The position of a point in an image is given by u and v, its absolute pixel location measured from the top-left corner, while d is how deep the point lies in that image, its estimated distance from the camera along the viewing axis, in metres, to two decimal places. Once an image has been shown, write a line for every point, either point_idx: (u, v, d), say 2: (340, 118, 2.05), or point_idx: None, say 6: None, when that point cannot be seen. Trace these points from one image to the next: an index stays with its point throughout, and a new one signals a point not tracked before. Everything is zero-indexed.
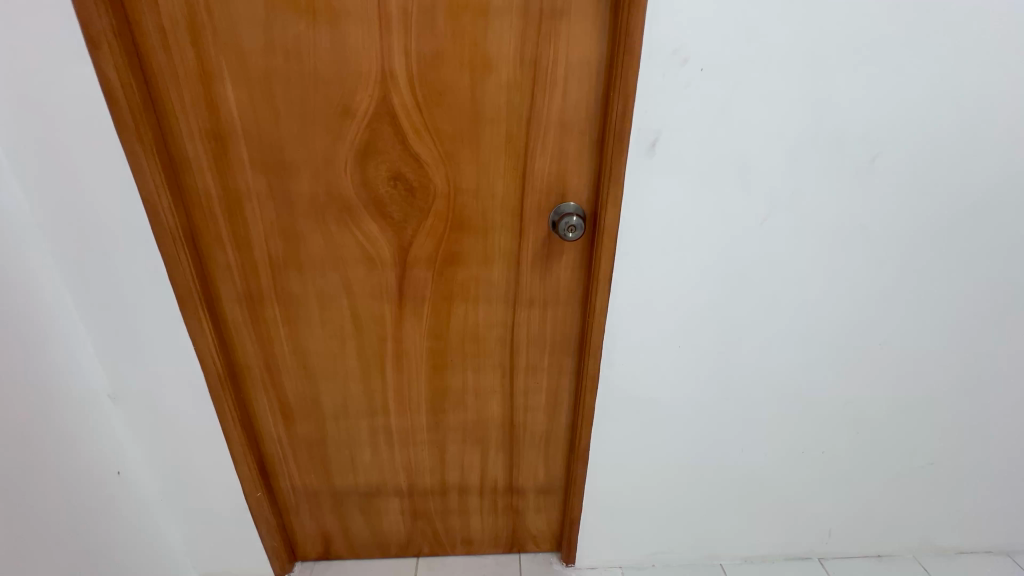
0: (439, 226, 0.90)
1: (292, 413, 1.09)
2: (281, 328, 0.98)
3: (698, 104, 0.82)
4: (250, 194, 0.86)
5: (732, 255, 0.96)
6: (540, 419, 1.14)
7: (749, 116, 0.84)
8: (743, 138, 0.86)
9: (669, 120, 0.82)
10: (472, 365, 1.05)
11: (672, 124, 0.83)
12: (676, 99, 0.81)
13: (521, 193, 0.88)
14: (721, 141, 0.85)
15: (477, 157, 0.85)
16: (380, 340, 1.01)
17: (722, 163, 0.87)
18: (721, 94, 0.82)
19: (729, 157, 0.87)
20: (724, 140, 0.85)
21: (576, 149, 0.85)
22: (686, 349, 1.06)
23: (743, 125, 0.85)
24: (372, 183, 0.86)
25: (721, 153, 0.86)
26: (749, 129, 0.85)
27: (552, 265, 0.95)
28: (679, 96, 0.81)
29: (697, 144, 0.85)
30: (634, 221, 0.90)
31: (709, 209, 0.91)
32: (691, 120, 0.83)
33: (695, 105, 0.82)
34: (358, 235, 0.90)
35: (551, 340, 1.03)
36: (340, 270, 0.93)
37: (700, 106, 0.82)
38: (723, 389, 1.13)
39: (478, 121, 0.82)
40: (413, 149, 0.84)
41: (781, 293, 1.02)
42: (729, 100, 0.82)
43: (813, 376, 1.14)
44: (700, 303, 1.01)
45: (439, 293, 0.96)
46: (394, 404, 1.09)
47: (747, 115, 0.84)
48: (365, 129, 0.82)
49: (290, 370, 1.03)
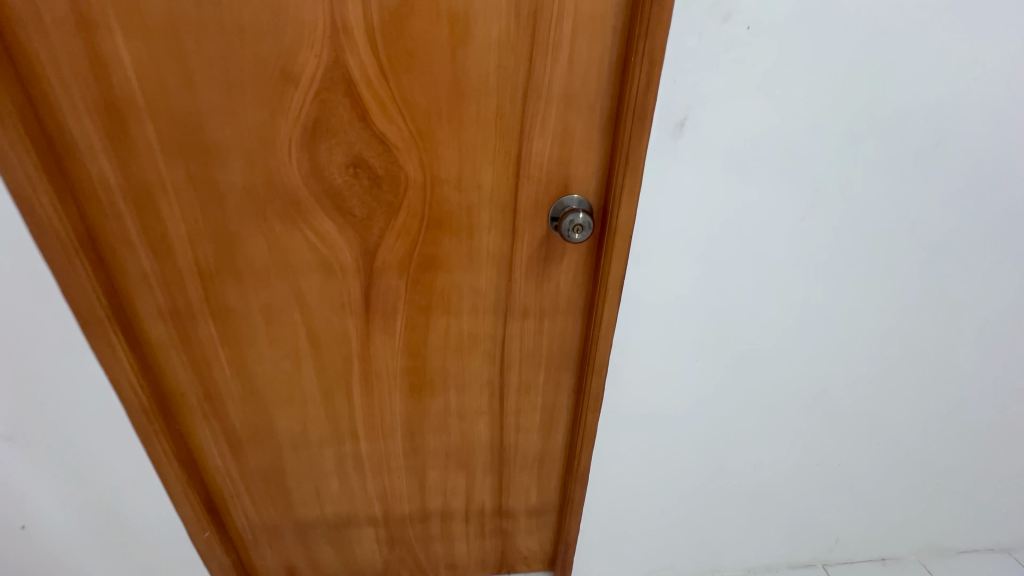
0: (412, 226, 0.73)
1: (244, 445, 0.92)
2: (220, 350, 0.80)
3: (739, 73, 0.66)
4: (165, 186, 0.66)
5: (757, 256, 0.83)
6: (534, 441, 1.00)
7: (795, 89, 0.69)
8: (785, 117, 0.71)
9: (702, 93, 0.67)
10: (456, 385, 0.90)
11: (705, 99, 0.67)
12: (711, 66, 0.65)
13: (514, 184, 0.71)
14: (759, 119, 0.70)
15: (459, 140, 0.67)
16: (345, 359, 0.84)
17: (758, 147, 0.73)
18: (765, 62, 0.66)
19: (767, 139, 0.72)
20: (763, 119, 0.71)
21: (583, 128, 0.68)
22: (700, 359, 0.94)
23: (787, 101, 0.70)
24: (326, 172, 0.67)
25: (758, 135, 0.72)
26: (793, 106, 0.70)
27: (551, 271, 0.79)
28: (715, 62, 0.65)
29: (731, 124, 0.70)
30: (652, 216, 0.75)
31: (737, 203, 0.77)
32: (727, 94, 0.67)
33: (735, 74, 0.66)
34: (310, 236, 0.72)
35: (548, 354, 0.88)
36: (290, 278, 0.75)
37: (741, 76, 0.67)
38: (736, 400, 1.02)
39: (460, 92, 0.64)
40: (378, 128, 0.65)
41: (808, 296, 0.90)
42: (773, 69, 0.67)
43: (831, 384, 1.04)
44: (718, 309, 0.88)
45: (415, 304, 0.80)
46: (364, 429, 0.94)
47: (792, 88, 0.69)
48: (313, 102, 0.63)
49: (235, 396, 0.86)
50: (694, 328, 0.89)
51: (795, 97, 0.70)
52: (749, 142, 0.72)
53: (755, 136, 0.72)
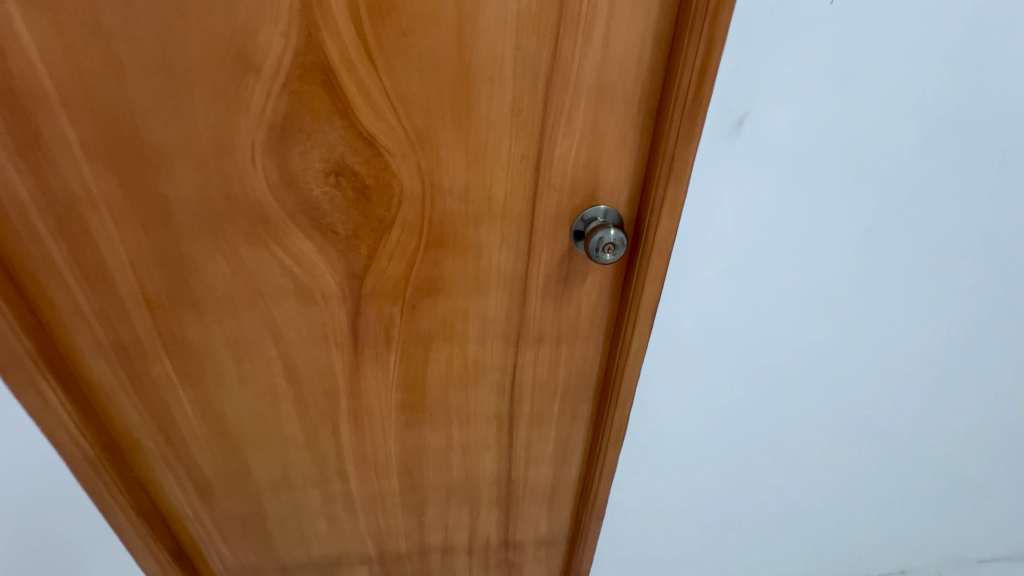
0: (408, 244, 0.60)
1: (215, 491, 0.80)
2: (180, 391, 0.67)
3: (810, 64, 0.56)
4: (95, 202, 0.53)
5: (802, 270, 0.73)
6: (545, 473, 0.90)
7: (870, 79, 0.58)
8: (855, 112, 0.60)
9: (766, 87, 0.57)
10: (459, 418, 0.79)
11: (768, 90, 0.57)
12: (780, 50, 0.55)
13: (532, 195, 0.59)
14: (823, 117, 0.60)
15: (465, 141, 0.54)
16: (331, 396, 0.72)
17: (818, 148, 0.62)
18: (846, 44, 0.56)
19: (830, 139, 0.62)
20: (828, 117, 0.60)
21: (619, 127, 0.56)
22: (730, 377, 0.85)
23: (859, 94, 0.59)
24: (300, 183, 0.54)
25: (821, 133, 0.61)
26: (863, 100, 0.60)
27: (571, 293, 0.67)
28: (784, 52, 0.55)
29: (795, 119, 0.60)
30: (693, 225, 0.67)
31: (787, 212, 0.67)
32: (793, 85, 0.57)
33: (805, 64, 0.56)
34: (284, 259, 0.59)
35: (564, 383, 0.77)
36: (261, 307, 0.62)
37: (814, 62, 0.56)
38: (766, 421, 0.93)
39: (468, 83, 0.51)
40: (364, 127, 0.52)
41: (854, 314, 0.80)
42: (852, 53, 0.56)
43: (868, 405, 0.95)
44: (753, 326, 0.79)
45: (412, 332, 0.68)
46: (354, 468, 0.82)
47: (865, 78, 0.58)
48: (281, 96, 0.49)
49: (202, 440, 0.73)
50: (725, 347, 0.81)
51: (867, 90, 0.59)
52: (809, 143, 0.62)
53: (815, 136, 0.61)
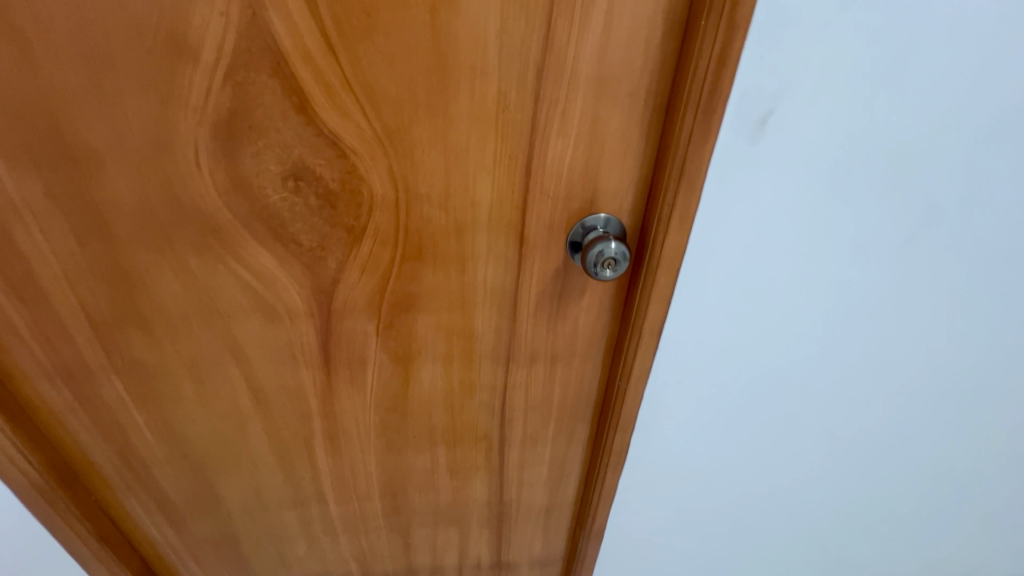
0: (382, 256, 0.53)
1: (184, 515, 0.74)
2: (136, 413, 0.62)
3: (855, 51, 0.44)
4: (19, 212, 0.46)
5: (838, 304, 0.60)
6: (539, 495, 0.83)
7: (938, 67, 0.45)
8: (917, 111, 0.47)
9: (798, 80, 0.45)
10: (445, 440, 0.72)
11: (805, 84, 0.45)
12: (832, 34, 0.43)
13: (521, 202, 0.51)
14: (870, 119, 0.48)
15: (443, 141, 0.47)
16: (303, 418, 0.66)
17: (862, 158, 0.50)
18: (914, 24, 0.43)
19: (879, 146, 0.49)
20: (877, 119, 0.48)
21: (621, 126, 0.48)
22: (753, 424, 0.72)
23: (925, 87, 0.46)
24: (254, 187, 0.47)
25: (872, 138, 0.48)
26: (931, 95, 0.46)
27: (567, 309, 0.60)
28: (824, 33, 0.43)
29: (838, 120, 0.47)
30: (708, 250, 0.55)
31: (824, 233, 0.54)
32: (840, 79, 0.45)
33: (849, 51, 0.44)
34: (241, 273, 0.52)
35: (559, 403, 0.71)
36: (219, 325, 0.56)
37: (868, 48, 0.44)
38: (800, 476, 0.79)
39: (445, 74, 0.44)
40: (324, 124, 0.45)
41: (904, 358, 0.66)
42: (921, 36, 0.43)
43: (924, 465, 0.78)
44: (783, 367, 0.66)
45: (390, 352, 0.61)
46: (333, 491, 0.76)
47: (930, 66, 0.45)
48: (224, 88, 0.42)
49: (165, 463, 0.67)
50: (740, 389, 0.68)
51: (929, 85, 0.46)
52: (851, 151, 0.49)
53: (859, 142, 0.49)
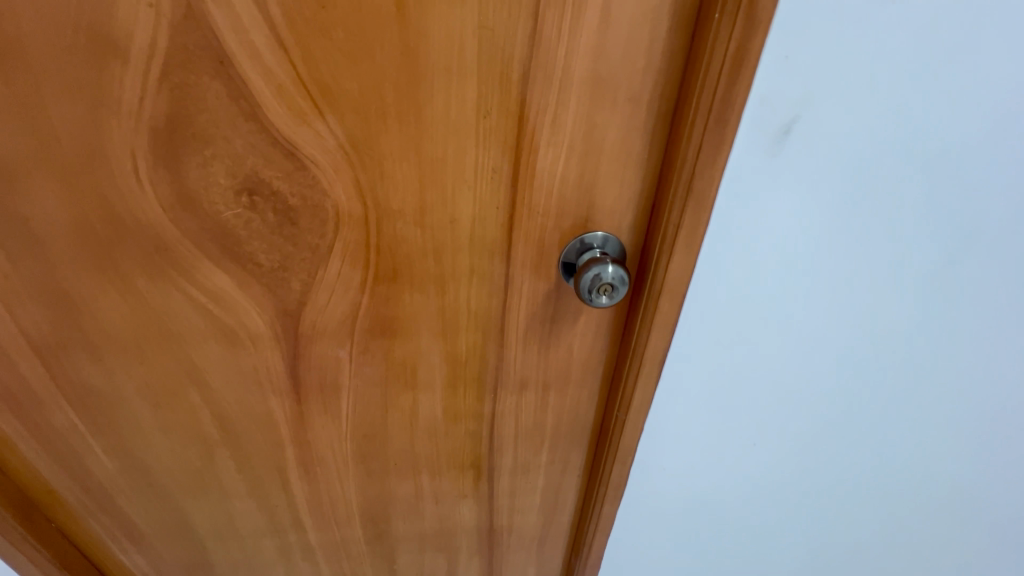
0: (352, 278, 0.48)
1: (152, 542, 0.70)
2: (92, 441, 0.57)
3: (903, 47, 0.36)
4: None
5: (867, 337, 0.52)
6: (532, 524, 0.78)
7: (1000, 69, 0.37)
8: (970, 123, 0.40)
9: (831, 83, 0.38)
10: (429, 467, 0.67)
11: (838, 90, 0.38)
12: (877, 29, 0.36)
13: (507, 219, 0.46)
14: (916, 129, 0.40)
15: (416, 152, 0.41)
16: (274, 446, 0.61)
17: (906, 172, 0.42)
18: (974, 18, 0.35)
19: (927, 160, 0.41)
20: (926, 128, 0.40)
21: (621, 135, 0.42)
22: (765, 459, 0.66)
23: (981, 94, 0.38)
24: (202, 202, 0.42)
25: (915, 154, 0.41)
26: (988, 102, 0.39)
27: (560, 335, 0.55)
28: (866, 27, 0.36)
29: (876, 132, 0.40)
30: (719, 275, 0.49)
31: (854, 260, 0.47)
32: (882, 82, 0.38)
33: (895, 47, 0.36)
34: (195, 295, 0.47)
35: (553, 432, 0.65)
36: (175, 351, 0.51)
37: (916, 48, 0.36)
38: (818, 516, 0.72)
39: (415, 76, 0.38)
40: (279, 132, 0.39)
41: (942, 397, 0.57)
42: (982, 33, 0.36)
43: (961, 511, 0.69)
44: (799, 402, 0.59)
45: (365, 378, 0.56)
46: (311, 518, 0.71)
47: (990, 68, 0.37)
48: (160, 91, 0.37)
49: (127, 491, 0.63)
50: (752, 420, 0.62)
51: (993, 87, 0.38)
52: (892, 165, 0.42)
53: (903, 155, 0.41)
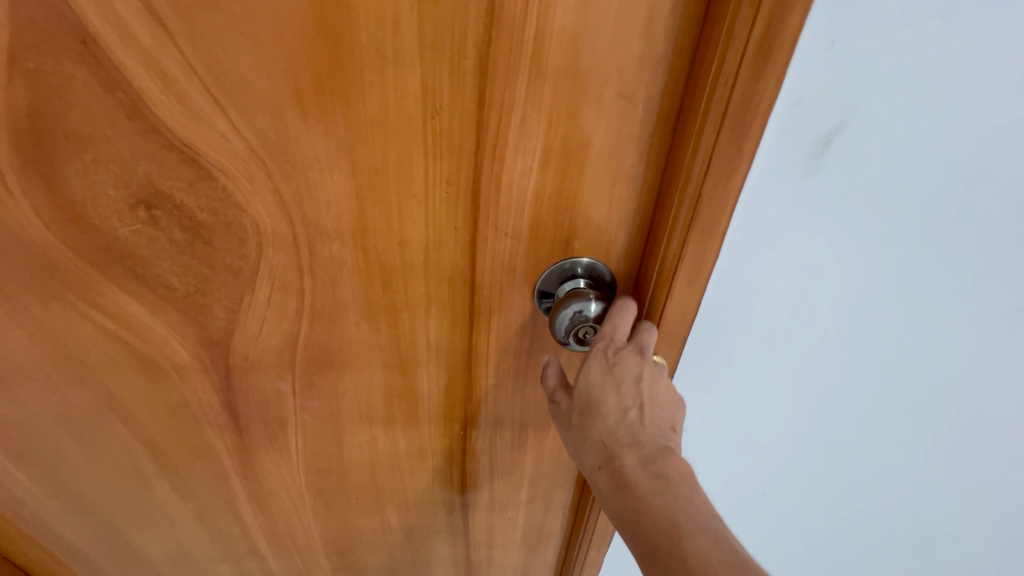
0: (286, 305, 0.40)
1: (100, 567, 0.65)
2: (16, 468, 0.51)
3: (997, 39, 0.27)
4: None
5: (906, 386, 0.44)
6: (513, 558, 0.71)
7: None
8: None
9: (893, 80, 0.28)
10: (395, 502, 0.60)
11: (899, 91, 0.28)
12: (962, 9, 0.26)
13: (468, 243, 0.37)
14: (1002, 144, 0.30)
15: (349, 159, 0.33)
16: (219, 478, 0.55)
17: (982, 199, 0.32)
18: None
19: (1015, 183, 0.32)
20: (1016, 143, 0.30)
21: (609, 143, 0.33)
22: (772, 500, 0.59)
23: None
24: (91, 215, 0.34)
25: (996, 177, 0.31)
26: None
27: (539, 372, 0.46)
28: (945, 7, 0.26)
29: (946, 147, 0.30)
30: (731, 312, 0.40)
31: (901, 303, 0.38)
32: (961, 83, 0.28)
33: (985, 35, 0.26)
34: (101, 322, 0.40)
35: (533, 470, 0.58)
36: (89, 381, 0.44)
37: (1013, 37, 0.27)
38: (828, 558, 0.65)
39: (339, 66, 0.29)
40: (170, 133, 0.31)
41: (990, 452, 0.49)
42: None
43: (993, 565, 0.62)
44: (818, 448, 0.51)
45: (313, 412, 0.49)
46: (270, 548, 0.65)
47: None
48: (14, 78, 0.29)
49: (65, 518, 0.58)
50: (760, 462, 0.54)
51: None
52: (966, 188, 0.32)
53: (978, 177, 0.31)
